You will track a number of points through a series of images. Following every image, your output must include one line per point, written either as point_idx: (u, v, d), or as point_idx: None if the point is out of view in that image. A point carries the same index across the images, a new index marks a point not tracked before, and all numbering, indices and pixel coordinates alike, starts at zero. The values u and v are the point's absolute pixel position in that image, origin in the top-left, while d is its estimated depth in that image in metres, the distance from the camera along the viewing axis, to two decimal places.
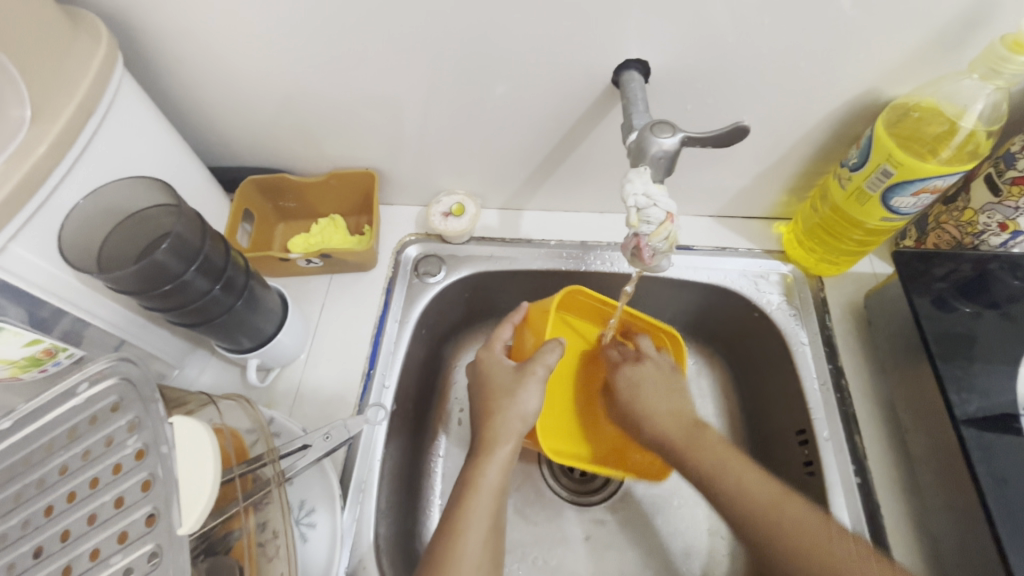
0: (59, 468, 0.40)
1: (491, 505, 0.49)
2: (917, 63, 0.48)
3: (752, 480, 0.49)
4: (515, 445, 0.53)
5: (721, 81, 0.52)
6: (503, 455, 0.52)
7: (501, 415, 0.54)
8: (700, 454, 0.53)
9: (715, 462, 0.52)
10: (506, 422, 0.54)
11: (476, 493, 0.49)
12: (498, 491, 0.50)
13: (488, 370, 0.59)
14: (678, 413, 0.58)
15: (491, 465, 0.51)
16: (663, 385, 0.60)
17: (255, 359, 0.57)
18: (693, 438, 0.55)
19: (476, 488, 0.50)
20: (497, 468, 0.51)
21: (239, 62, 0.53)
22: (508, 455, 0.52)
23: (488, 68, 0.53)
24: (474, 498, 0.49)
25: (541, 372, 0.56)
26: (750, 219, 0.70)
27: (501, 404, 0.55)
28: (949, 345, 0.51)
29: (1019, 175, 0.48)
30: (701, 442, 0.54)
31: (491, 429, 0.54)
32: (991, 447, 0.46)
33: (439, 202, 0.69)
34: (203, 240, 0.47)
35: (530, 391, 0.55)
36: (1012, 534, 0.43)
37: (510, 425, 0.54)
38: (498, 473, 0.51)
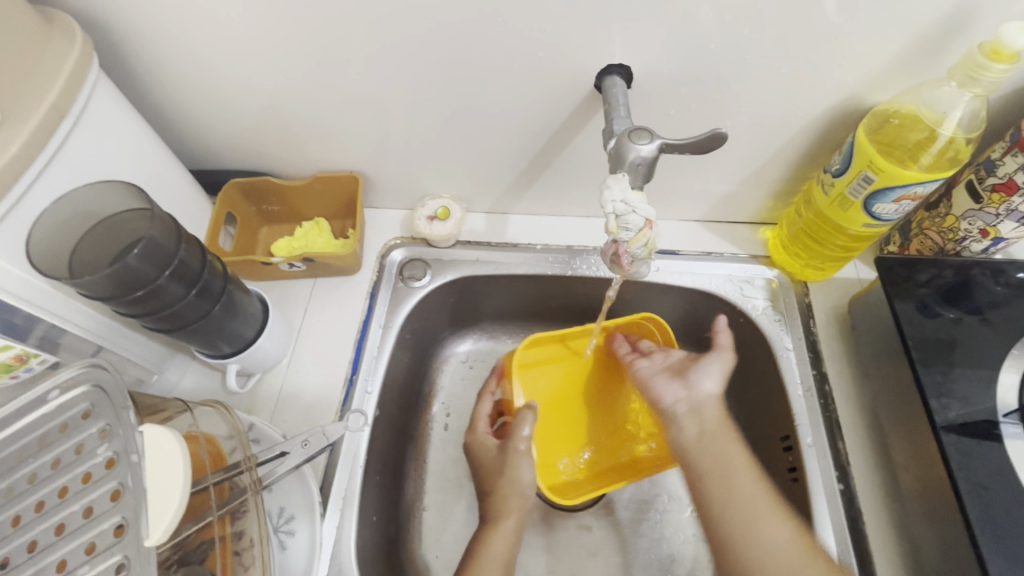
0: (29, 477, 0.39)
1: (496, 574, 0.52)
2: (898, 71, 0.48)
3: (749, 483, 0.47)
4: (519, 518, 0.56)
5: (705, 87, 0.52)
6: (510, 526, 0.56)
7: (502, 492, 0.57)
8: (717, 450, 0.49)
9: (720, 460, 0.49)
10: (505, 498, 0.57)
11: (480, 565, 0.52)
12: (504, 564, 0.53)
13: (475, 448, 0.62)
14: (708, 416, 0.51)
15: (495, 538, 0.55)
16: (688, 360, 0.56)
17: (235, 364, 0.56)
18: (716, 437, 0.50)
19: (479, 560, 0.53)
20: (502, 542, 0.54)
21: (220, 65, 0.53)
22: (514, 527, 0.56)
23: (471, 72, 0.52)
24: (481, 569, 0.52)
25: (524, 447, 0.59)
26: (736, 224, 0.70)
27: (502, 483, 0.58)
28: (931, 351, 0.51)
29: (1000, 182, 0.49)
30: (715, 442, 0.50)
31: (499, 504, 0.57)
32: (971, 453, 0.46)
33: (425, 206, 0.69)
34: (177, 244, 0.46)
35: (519, 466, 0.58)
36: (991, 541, 0.43)
37: (512, 502, 0.57)
38: (503, 544, 0.54)
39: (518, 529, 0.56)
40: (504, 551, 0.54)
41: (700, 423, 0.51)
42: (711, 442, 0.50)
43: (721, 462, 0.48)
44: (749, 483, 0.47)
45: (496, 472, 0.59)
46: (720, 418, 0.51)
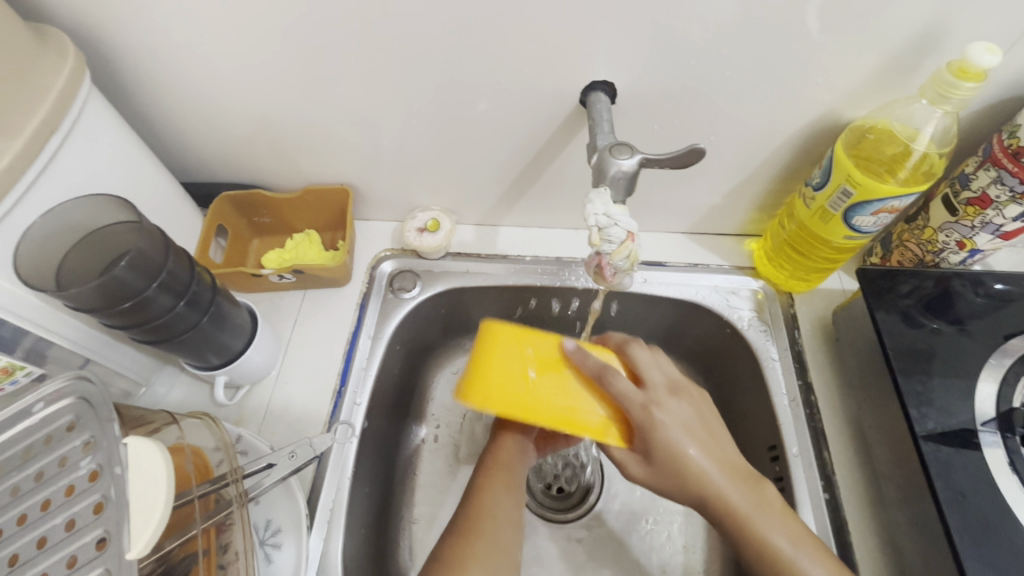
0: (10, 490, 0.39)
1: (511, 480, 0.52)
2: (872, 87, 0.49)
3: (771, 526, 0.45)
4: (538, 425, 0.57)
5: (686, 104, 0.53)
6: (528, 434, 0.56)
7: None
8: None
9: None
10: None
11: (496, 467, 0.53)
12: (511, 472, 0.53)
13: None
14: (777, 543, 0.45)
15: (515, 441, 0.55)
16: (693, 433, 0.47)
17: (223, 375, 0.56)
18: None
19: (499, 463, 0.53)
20: (514, 450, 0.55)
21: (210, 79, 0.54)
22: (529, 434, 0.56)
23: (459, 87, 0.54)
24: (499, 469, 0.53)
25: None
26: (722, 236, 0.71)
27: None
28: (910, 361, 0.52)
29: (974, 196, 0.50)
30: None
31: None
32: (950, 461, 0.47)
33: (415, 218, 0.69)
34: (166, 256, 0.46)
35: None
36: (969, 547, 0.43)
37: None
38: (520, 451, 0.55)
39: (525, 441, 0.56)
40: (518, 458, 0.54)
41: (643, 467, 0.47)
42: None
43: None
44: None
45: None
46: (791, 544, 0.45)
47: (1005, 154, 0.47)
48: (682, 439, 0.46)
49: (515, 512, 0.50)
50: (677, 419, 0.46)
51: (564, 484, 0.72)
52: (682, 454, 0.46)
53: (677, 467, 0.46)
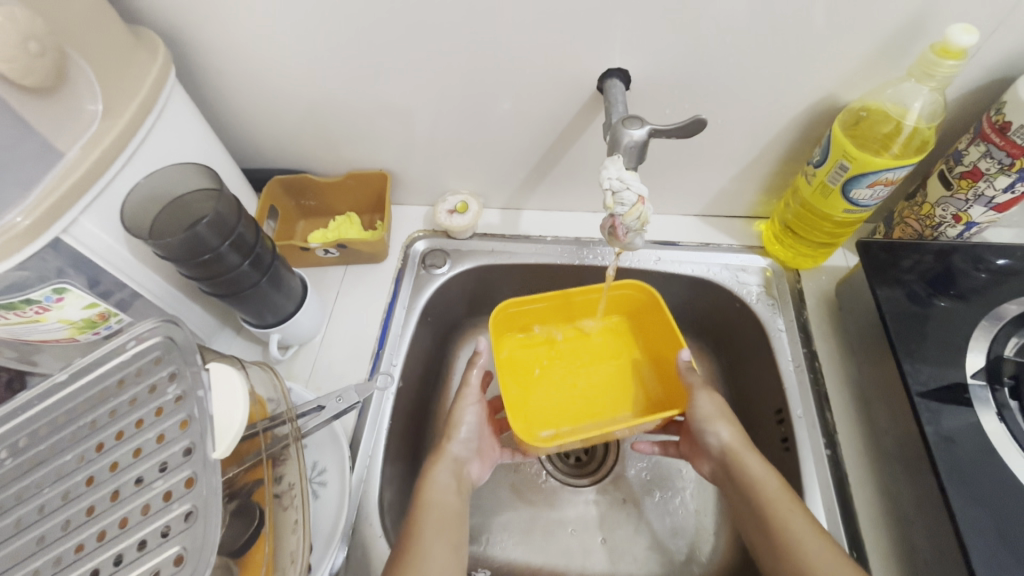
0: (109, 412, 0.46)
1: (441, 518, 0.53)
2: (868, 70, 0.54)
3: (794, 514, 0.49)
4: (448, 465, 0.59)
5: (695, 90, 0.58)
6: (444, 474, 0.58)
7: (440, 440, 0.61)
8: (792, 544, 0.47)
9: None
10: (439, 445, 0.61)
11: (424, 508, 0.54)
12: (451, 508, 0.55)
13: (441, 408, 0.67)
14: (766, 487, 0.52)
15: (432, 485, 0.56)
16: (725, 418, 0.58)
17: (276, 334, 0.63)
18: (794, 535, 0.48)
19: (420, 507, 0.54)
20: (441, 487, 0.56)
21: (271, 74, 0.61)
22: (446, 475, 0.58)
23: (488, 79, 0.60)
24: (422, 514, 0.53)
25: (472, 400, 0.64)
26: (733, 218, 0.75)
27: (443, 430, 0.62)
28: (906, 324, 0.56)
29: (966, 170, 0.54)
30: (789, 525, 0.49)
31: (433, 448, 0.61)
32: (941, 413, 0.50)
33: (445, 201, 0.75)
34: (238, 220, 0.53)
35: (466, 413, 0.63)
36: (956, 487, 0.47)
37: (445, 447, 0.60)
38: (444, 491, 0.56)
39: (454, 475, 0.59)
40: (446, 495, 0.56)
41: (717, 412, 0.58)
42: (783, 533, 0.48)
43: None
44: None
45: (445, 425, 0.63)
46: (782, 494, 0.51)
47: (993, 129, 0.51)
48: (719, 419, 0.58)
49: (451, 551, 0.51)
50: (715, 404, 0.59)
51: (582, 454, 0.76)
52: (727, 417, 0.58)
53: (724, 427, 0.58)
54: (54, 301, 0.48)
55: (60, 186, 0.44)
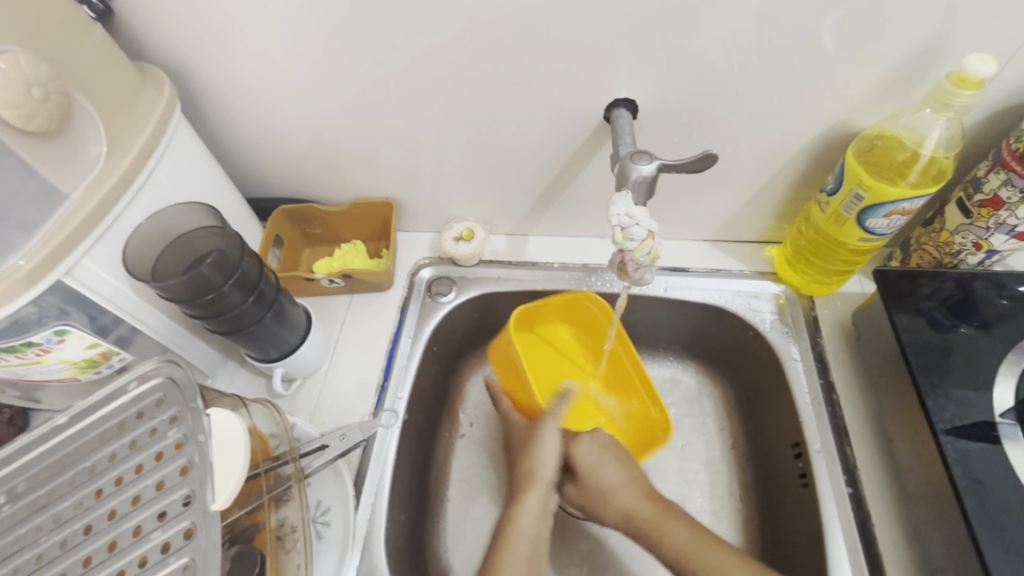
0: (109, 456, 0.45)
1: (530, 553, 0.53)
2: (880, 97, 0.53)
3: (734, 563, 0.50)
4: (541, 492, 0.58)
5: (704, 118, 0.57)
6: (534, 501, 0.57)
7: (527, 463, 0.60)
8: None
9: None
10: (532, 470, 0.59)
11: (514, 541, 0.54)
12: (534, 541, 0.55)
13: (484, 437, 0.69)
14: (681, 542, 0.53)
15: (523, 514, 0.56)
16: (610, 457, 0.61)
17: (281, 367, 0.62)
18: (709, 565, 0.51)
19: (509, 539, 0.54)
20: (530, 515, 0.56)
21: (276, 106, 0.61)
22: (539, 501, 0.57)
23: (494, 108, 0.59)
24: (513, 545, 0.54)
25: (552, 424, 0.62)
26: (743, 243, 0.74)
27: (529, 456, 0.61)
28: (929, 357, 0.54)
29: (986, 198, 0.52)
30: (700, 565, 0.51)
31: (525, 476, 0.60)
32: (969, 453, 0.48)
33: (451, 228, 0.74)
34: (242, 257, 0.53)
35: (550, 438, 0.61)
36: (987, 531, 0.45)
37: (537, 471, 0.59)
38: (531, 522, 0.56)
39: (545, 501, 0.58)
40: (534, 524, 0.56)
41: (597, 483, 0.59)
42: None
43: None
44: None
45: (525, 449, 0.62)
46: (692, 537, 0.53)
47: (1014, 157, 0.49)
48: (597, 458, 0.60)
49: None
50: (592, 451, 0.61)
51: None
52: (596, 474, 0.60)
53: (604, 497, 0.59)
54: (55, 343, 0.49)
55: (64, 228, 0.44)
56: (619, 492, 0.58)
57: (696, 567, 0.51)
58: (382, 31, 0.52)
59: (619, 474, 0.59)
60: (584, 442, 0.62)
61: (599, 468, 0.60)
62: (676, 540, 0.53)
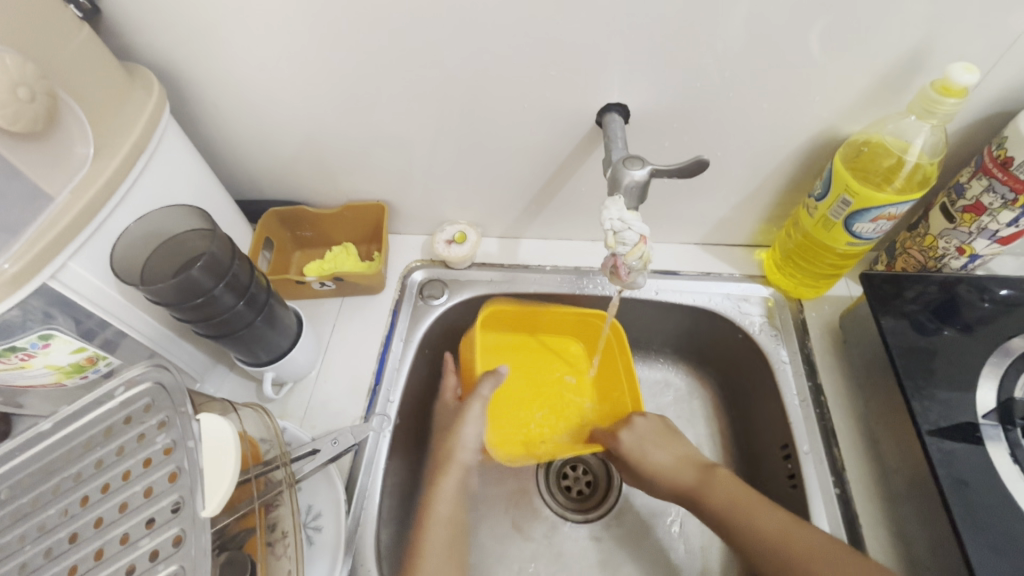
0: (95, 463, 0.44)
1: (450, 531, 0.59)
2: (867, 104, 0.54)
3: (764, 516, 0.53)
4: (457, 479, 0.62)
5: (694, 123, 0.58)
6: (449, 486, 0.62)
7: (449, 446, 0.64)
8: (757, 535, 0.53)
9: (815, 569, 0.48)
10: (450, 456, 0.64)
11: (432, 527, 0.58)
12: (452, 522, 0.60)
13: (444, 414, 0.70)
14: (731, 495, 0.57)
15: (441, 500, 0.61)
16: (654, 441, 0.64)
17: (270, 371, 0.62)
18: (749, 519, 0.54)
19: (430, 520, 0.59)
20: (446, 501, 0.61)
21: (267, 108, 0.61)
22: (454, 485, 0.62)
23: (488, 112, 0.60)
24: (427, 531, 0.58)
25: (478, 405, 0.66)
26: (733, 246, 0.74)
27: (452, 436, 0.65)
28: (914, 359, 0.55)
29: (969, 204, 0.53)
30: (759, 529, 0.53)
31: (442, 457, 0.64)
32: (953, 453, 0.49)
33: (443, 231, 0.74)
34: (232, 259, 0.53)
35: (470, 422, 0.66)
36: (971, 529, 0.46)
37: (455, 457, 0.64)
38: (447, 505, 0.61)
39: (462, 484, 0.63)
40: (450, 509, 0.60)
41: (664, 461, 0.63)
42: (745, 529, 0.54)
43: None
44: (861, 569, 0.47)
45: (456, 418, 0.67)
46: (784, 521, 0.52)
47: (995, 164, 0.50)
48: (645, 443, 0.64)
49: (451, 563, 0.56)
50: (642, 435, 0.65)
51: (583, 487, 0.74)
52: (645, 457, 0.63)
53: (652, 476, 0.63)
54: (40, 347, 0.48)
55: (50, 230, 0.44)
56: (666, 473, 0.62)
57: (738, 517, 0.55)
58: (374, 34, 0.52)
59: (670, 453, 0.63)
60: (627, 430, 0.66)
61: (649, 446, 0.64)
62: (723, 499, 0.57)
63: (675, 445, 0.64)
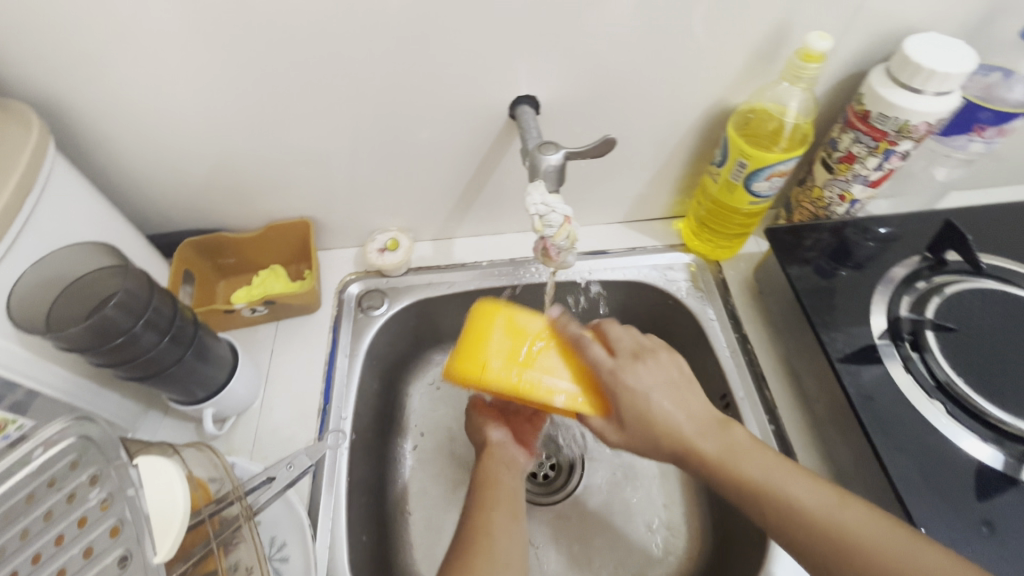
0: (19, 533, 0.38)
1: (503, 500, 0.55)
2: (747, 76, 0.59)
3: (802, 490, 0.44)
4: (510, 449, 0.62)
5: (601, 108, 0.62)
6: (505, 463, 0.60)
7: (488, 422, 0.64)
8: (797, 511, 0.43)
9: (764, 483, 0.45)
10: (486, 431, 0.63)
11: (491, 489, 0.56)
12: (507, 487, 0.57)
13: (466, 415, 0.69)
14: (747, 472, 0.45)
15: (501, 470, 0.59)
16: (661, 387, 0.48)
17: (210, 408, 0.58)
18: (782, 497, 0.44)
19: (490, 487, 0.56)
20: (500, 471, 0.59)
21: (168, 134, 0.58)
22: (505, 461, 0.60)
23: (402, 115, 0.60)
24: (491, 495, 0.55)
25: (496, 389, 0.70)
26: (653, 220, 0.79)
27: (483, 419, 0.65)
28: (816, 297, 0.61)
29: (842, 155, 0.60)
30: (801, 509, 0.43)
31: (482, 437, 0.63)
32: (858, 373, 0.56)
33: (374, 240, 0.74)
34: (151, 294, 0.50)
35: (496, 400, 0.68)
36: (881, 436, 0.52)
37: (490, 434, 0.63)
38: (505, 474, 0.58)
39: (512, 462, 0.60)
40: (503, 475, 0.58)
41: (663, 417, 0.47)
42: (781, 499, 0.44)
43: (841, 529, 0.42)
44: (892, 542, 0.41)
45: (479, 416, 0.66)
46: (753, 458, 0.46)
47: (858, 118, 0.57)
48: (656, 390, 0.47)
49: (513, 522, 0.53)
50: (651, 374, 0.48)
51: (549, 470, 0.76)
52: (654, 409, 0.47)
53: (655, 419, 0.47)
54: None
55: None
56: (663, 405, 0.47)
57: (768, 495, 0.44)
58: (274, 47, 0.51)
59: (673, 394, 0.48)
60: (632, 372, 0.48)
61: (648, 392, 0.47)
62: (744, 475, 0.45)
63: (676, 394, 0.48)
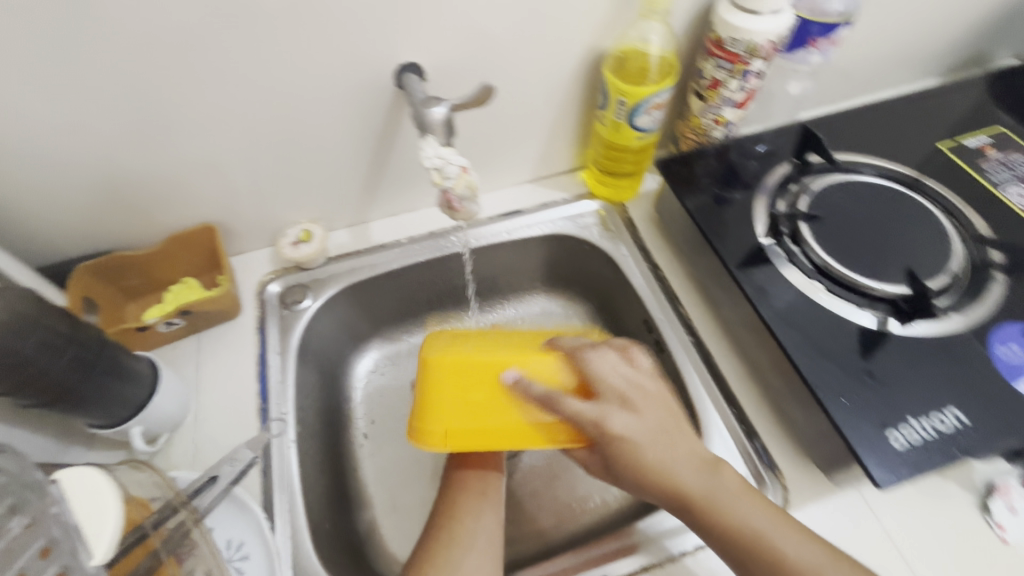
0: None
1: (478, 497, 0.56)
2: (613, 19, 0.64)
3: (793, 545, 0.46)
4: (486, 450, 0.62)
5: (485, 68, 0.64)
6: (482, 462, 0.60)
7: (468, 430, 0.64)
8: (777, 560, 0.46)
9: (756, 535, 0.47)
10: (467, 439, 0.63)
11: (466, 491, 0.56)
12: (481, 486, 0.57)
13: None
14: (739, 519, 0.47)
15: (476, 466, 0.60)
16: (653, 429, 0.51)
17: (137, 426, 0.56)
18: (769, 551, 0.46)
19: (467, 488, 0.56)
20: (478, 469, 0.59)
21: (35, 150, 0.54)
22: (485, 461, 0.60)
23: (287, 99, 0.59)
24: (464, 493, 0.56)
25: None
26: (560, 174, 0.83)
27: None
28: (709, 214, 0.67)
29: (709, 82, 0.66)
30: (784, 556, 0.46)
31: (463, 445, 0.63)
32: (751, 272, 0.62)
33: (286, 235, 0.72)
34: (42, 311, 0.47)
35: None
36: (777, 321, 0.58)
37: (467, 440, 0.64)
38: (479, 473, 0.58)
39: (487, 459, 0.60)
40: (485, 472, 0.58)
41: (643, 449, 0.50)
42: (765, 553, 0.46)
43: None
44: None
45: None
46: (744, 501, 0.48)
47: (714, 45, 0.63)
48: (631, 419, 0.51)
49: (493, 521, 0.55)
50: (637, 421, 0.51)
51: None
52: (637, 443, 0.50)
53: (640, 459, 0.50)
54: None
55: None
56: (653, 447, 0.50)
57: (751, 545, 0.46)
58: (135, 39, 0.50)
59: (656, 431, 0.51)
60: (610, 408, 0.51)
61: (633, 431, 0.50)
62: (733, 524, 0.47)
63: (657, 425, 0.51)
